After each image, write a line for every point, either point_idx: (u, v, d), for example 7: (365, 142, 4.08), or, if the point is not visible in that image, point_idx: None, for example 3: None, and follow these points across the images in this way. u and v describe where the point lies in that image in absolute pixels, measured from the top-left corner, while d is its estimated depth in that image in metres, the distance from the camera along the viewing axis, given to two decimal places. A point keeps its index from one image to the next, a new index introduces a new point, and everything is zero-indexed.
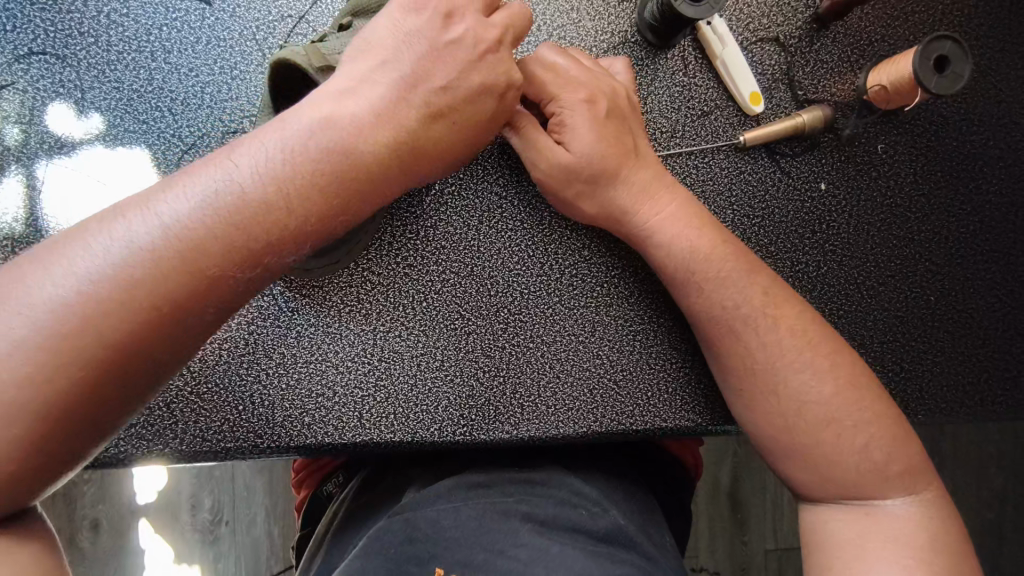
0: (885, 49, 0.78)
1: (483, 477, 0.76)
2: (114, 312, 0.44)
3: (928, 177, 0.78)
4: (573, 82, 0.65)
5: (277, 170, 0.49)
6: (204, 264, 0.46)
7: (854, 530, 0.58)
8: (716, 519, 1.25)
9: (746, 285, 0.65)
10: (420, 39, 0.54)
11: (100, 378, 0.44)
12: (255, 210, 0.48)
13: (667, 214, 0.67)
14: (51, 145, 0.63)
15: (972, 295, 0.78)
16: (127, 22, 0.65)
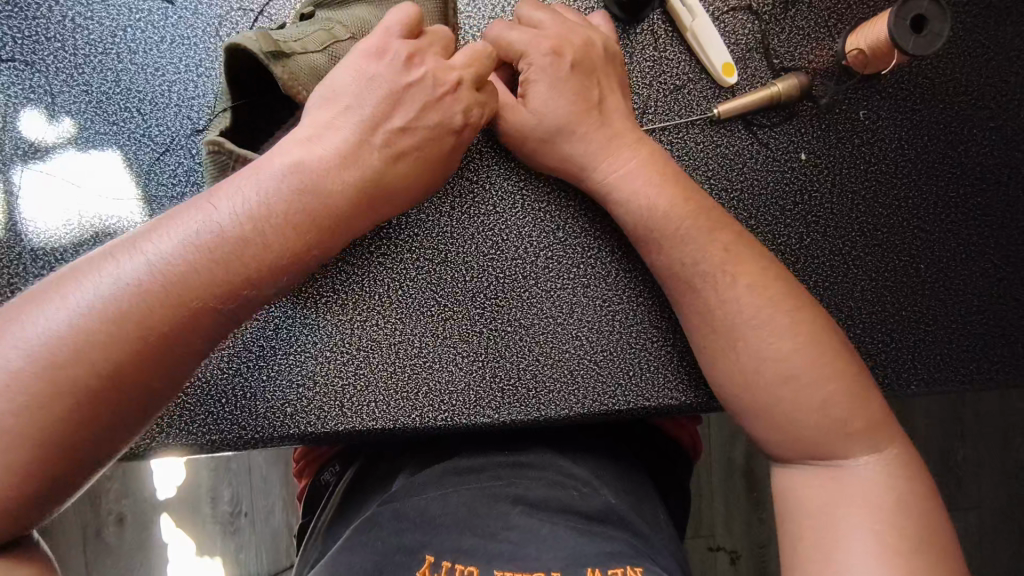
0: (864, 11, 0.75)
1: (470, 463, 0.76)
2: (72, 375, 0.48)
3: (914, 140, 0.76)
4: (544, 33, 0.67)
5: (193, 256, 0.52)
6: (141, 345, 0.50)
7: (829, 497, 0.57)
8: (732, 497, 1.23)
9: (712, 244, 0.64)
10: (381, 83, 0.60)
11: (103, 403, 0.49)
12: (183, 295, 0.52)
13: (627, 169, 0.66)
14: (25, 151, 0.65)
15: (966, 261, 0.76)
16: (92, 25, 0.66)
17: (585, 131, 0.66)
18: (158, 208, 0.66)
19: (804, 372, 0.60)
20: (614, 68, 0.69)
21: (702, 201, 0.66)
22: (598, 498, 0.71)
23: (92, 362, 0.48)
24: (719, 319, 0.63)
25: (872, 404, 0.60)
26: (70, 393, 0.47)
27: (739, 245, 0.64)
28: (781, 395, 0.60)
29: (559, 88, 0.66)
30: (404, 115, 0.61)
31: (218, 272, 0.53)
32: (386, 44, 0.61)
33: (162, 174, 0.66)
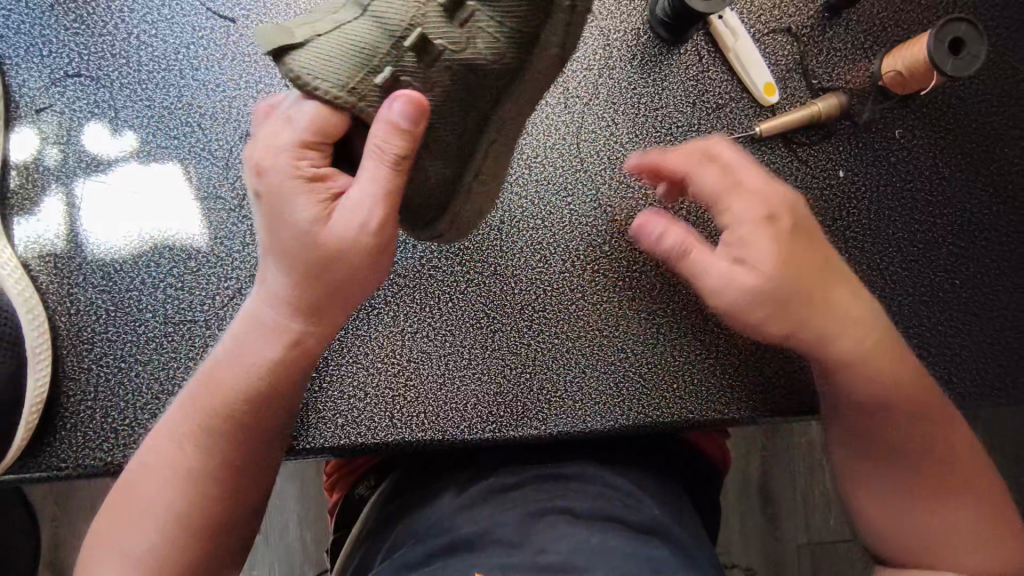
0: (899, 33, 0.78)
1: (513, 479, 0.75)
2: (228, 429, 0.58)
3: (949, 159, 0.78)
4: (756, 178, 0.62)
5: (258, 335, 0.59)
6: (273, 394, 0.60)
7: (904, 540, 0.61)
8: (748, 514, 1.13)
9: (864, 397, 0.63)
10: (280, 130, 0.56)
11: (247, 436, 0.59)
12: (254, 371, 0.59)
13: (842, 328, 0.61)
14: (88, 164, 0.67)
15: (999, 277, 0.78)
16: (156, 42, 0.67)
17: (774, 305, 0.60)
18: (216, 219, 0.67)
19: (907, 472, 0.62)
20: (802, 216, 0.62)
21: (894, 345, 0.63)
22: (643, 509, 0.70)
23: (230, 417, 0.58)
24: (844, 405, 0.64)
25: (1002, 519, 0.61)
26: (211, 452, 0.58)
27: (878, 351, 0.62)
28: (923, 529, 0.60)
29: (751, 257, 0.59)
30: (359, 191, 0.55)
31: (284, 347, 0.59)
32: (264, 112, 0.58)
33: (220, 187, 0.67)
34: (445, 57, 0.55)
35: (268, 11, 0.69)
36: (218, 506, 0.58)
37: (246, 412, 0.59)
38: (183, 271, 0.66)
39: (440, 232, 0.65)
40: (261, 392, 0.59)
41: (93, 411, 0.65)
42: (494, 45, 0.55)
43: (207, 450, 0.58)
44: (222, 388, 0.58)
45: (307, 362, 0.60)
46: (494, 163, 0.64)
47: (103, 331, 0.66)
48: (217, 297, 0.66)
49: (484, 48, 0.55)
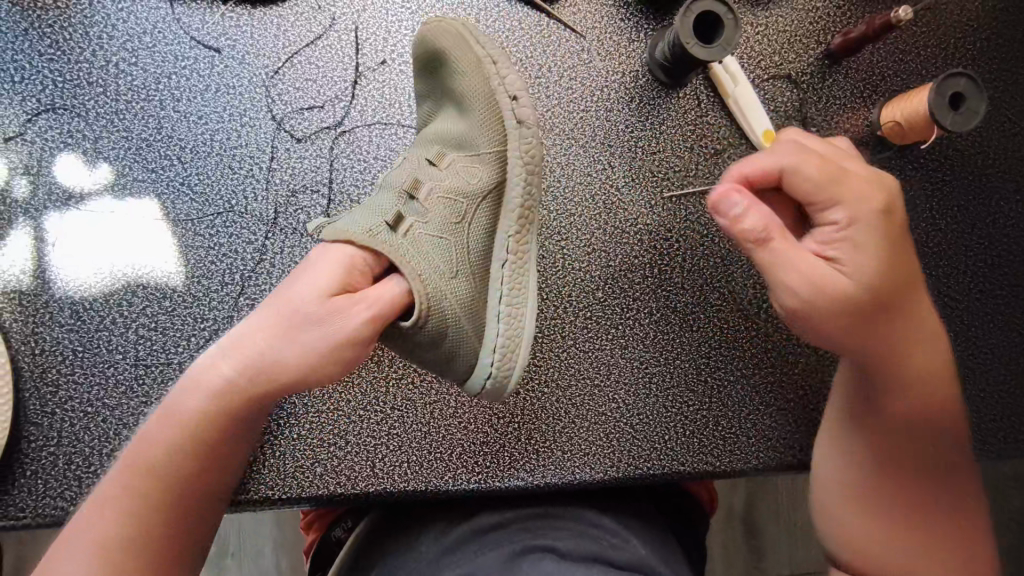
0: (898, 84, 0.77)
1: (497, 520, 0.65)
2: (145, 488, 0.51)
3: (945, 211, 0.77)
4: (863, 180, 0.54)
5: (204, 403, 0.52)
6: (206, 440, 0.52)
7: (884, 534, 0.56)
8: (731, 550, 0.98)
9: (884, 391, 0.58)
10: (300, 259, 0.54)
11: (167, 501, 0.52)
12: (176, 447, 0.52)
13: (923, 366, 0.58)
14: (60, 196, 0.64)
15: (993, 331, 0.77)
16: (136, 71, 0.65)
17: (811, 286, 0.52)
18: (193, 257, 0.64)
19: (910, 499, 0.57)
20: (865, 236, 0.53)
21: (943, 361, 0.59)
22: (643, 545, 0.60)
23: (159, 472, 0.51)
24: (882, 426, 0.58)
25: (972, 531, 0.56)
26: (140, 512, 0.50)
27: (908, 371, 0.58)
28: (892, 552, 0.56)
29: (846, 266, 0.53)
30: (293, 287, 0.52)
31: (229, 402, 0.52)
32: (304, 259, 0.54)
33: (198, 223, 0.64)
34: (445, 224, 0.57)
35: (256, 43, 0.66)
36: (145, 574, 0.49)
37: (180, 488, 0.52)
38: (156, 311, 0.63)
39: (487, 387, 0.59)
40: (190, 469, 0.53)
41: (55, 458, 0.61)
42: (480, 177, 0.59)
43: (138, 510, 0.50)
44: (150, 461, 0.52)
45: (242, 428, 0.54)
46: (522, 276, 0.61)
47: (69, 373, 0.62)
48: (192, 339, 0.63)
49: (484, 212, 0.60)
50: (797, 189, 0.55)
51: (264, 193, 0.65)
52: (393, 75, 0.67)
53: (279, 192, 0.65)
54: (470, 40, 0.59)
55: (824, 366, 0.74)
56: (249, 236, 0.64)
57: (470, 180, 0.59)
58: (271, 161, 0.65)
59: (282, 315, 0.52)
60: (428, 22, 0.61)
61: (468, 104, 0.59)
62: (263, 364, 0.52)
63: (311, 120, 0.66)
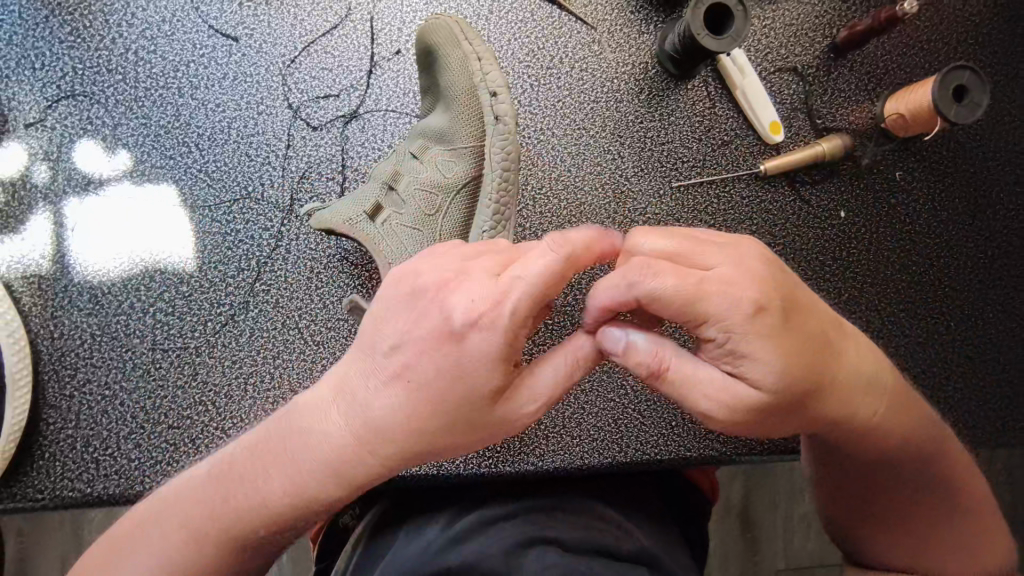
0: (902, 77, 0.78)
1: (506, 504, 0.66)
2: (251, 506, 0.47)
3: (947, 203, 0.78)
4: (725, 288, 0.40)
5: (314, 434, 0.47)
6: (342, 456, 0.46)
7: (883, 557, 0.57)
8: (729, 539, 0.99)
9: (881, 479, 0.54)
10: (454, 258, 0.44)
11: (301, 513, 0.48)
12: (269, 479, 0.47)
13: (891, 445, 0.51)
14: (79, 182, 0.64)
15: (993, 320, 0.78)
16: (154, 59, 0.65)
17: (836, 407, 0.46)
18: (210, 243, 0.65)
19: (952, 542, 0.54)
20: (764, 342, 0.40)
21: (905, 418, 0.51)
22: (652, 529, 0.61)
23: (296, 494, 0.47)
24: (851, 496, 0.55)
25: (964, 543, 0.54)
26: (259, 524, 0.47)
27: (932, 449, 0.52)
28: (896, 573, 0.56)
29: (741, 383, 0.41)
30: (462, 301, 0.41)
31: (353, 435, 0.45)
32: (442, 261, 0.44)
33: (215, 209, 0.65)
34: (420, 214, 0.60)
35: (273, 32, 0.67)
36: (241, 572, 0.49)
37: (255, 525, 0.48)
38: (174, 296, 0.64)
39: None
40: (317, 488, 0.47)
41: (73, 440, 0.62)
42: (457, 171, 0.61)
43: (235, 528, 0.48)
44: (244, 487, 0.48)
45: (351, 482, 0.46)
46: None
47: (87, 356, 0.63)
48: (209, 324, 0.64)
49: (460, 205, 0.61)
50: (659, 300, 0.40)
51: (281, 180, 0.66)
52: (407, 65, 0.68)
53: (295, 180, 0.66)
54: (459, 39, 0.59)
55: None
56: (265, 222, 0.65)
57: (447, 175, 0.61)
58: (288, 149, 0.66)
59: (425, 323, 0.43)
60: (432, 15, 0.61)
61: (451, 100, 0.60)
62: (396, 386, 0.44)
63: (327, 108, 0.67)
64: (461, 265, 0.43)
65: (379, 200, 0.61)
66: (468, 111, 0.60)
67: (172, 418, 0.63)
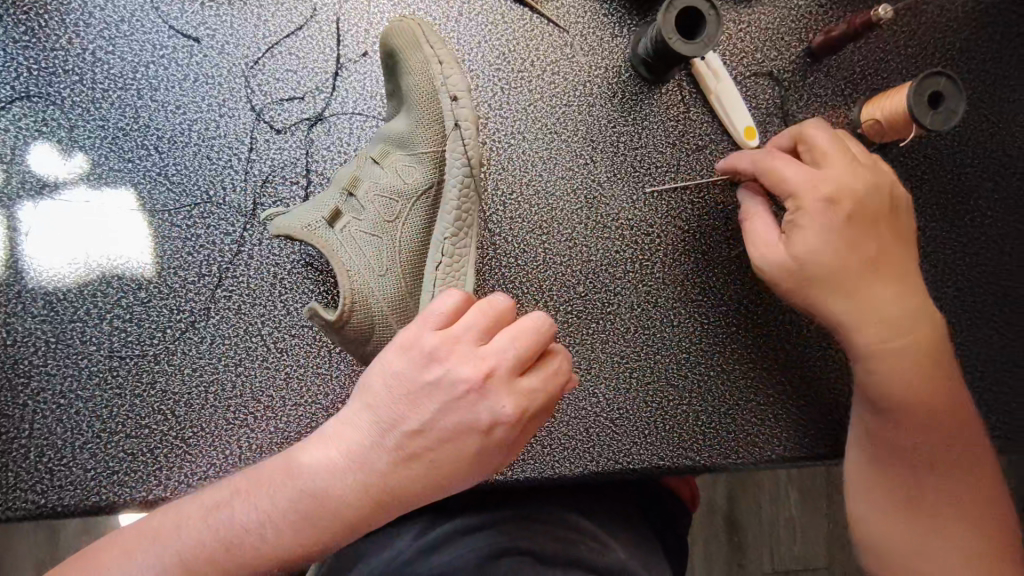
0: (879, 82, 0.77)
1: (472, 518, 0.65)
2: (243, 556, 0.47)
3: (923, 209, 0.77)
4: (819, 177, 0.59)
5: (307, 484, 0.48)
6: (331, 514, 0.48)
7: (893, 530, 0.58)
8: (712, 546, 0.98)
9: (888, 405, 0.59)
10: (463, 334, 0.48)
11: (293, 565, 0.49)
12: (281, 528, 0.47)
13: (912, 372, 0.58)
14: (34, 185, 0.63)
15: (971, 328, 0.77)
16: (113, 59, 0.64)
17: (858, 296, 0.59)
18: (170, 248, 0.63)
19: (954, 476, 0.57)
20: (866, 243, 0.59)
21: (939, 362, 0.59)
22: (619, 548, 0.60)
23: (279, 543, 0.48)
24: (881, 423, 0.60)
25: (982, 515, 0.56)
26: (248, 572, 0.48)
27: (944, 395, 0.58)
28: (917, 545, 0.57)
29: (827, 236, 0.58)
30: (466, 369, 0.47)
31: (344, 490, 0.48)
32: (447, 336, 0.48)
33: (175, 214, 0.64)
34: (379, 221, 0.60)
35: (236, 33, 0.65)
36: None
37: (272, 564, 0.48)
38: (131, 302, 0.63)
39: None
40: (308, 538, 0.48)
41: (25, 450, 0.60)
42: (416, 175, 0.61)
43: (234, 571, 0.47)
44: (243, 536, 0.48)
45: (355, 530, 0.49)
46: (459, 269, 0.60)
47: (41, 364, 0.61)
48: (168, 331, 0.63)
49: (420, 211, 0.61)
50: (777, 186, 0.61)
51: (243, 184, 0.64)
52: (374, 66, 0.67)
53: (258, 183, 0.65)
54: (422, 43, 0.59)
55: (803, 362, 0.75)
56: (227, 227, 0.64)
57: (406, 182, 0.61)
58: (250, 152, 0.65)
59: (430, 386, 0.48)
60: (396, 18, 0.61)
61: (414, 104, 0.60)
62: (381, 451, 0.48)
63: (291, 111, 0.65)
64: (483, 351, 0.47)
65: (337, 206, 0.60)
66: (428, 116, 0.59)
67: (128, 428, 0.61)
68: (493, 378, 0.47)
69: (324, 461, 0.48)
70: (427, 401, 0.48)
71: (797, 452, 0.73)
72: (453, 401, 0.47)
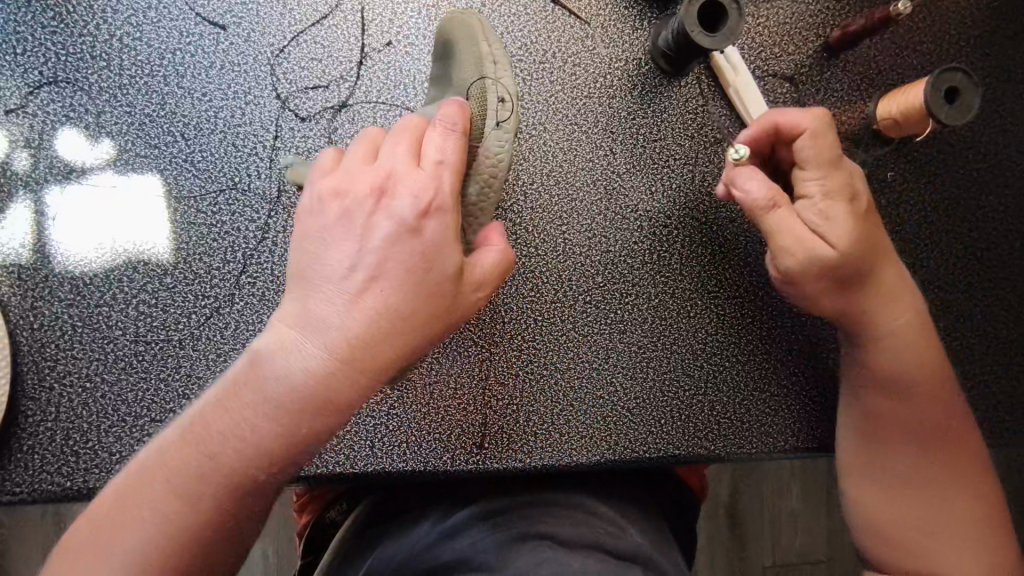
0: (894, 78, 0.78)
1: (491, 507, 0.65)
2: (219, 471, 0.49)
3: (936, 204, 0.78)
4: (840, 175, 0.60)
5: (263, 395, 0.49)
6: (287, 421, 0.49)
7: (915, 519, 0.63)
8: (715, 538, 1.02)
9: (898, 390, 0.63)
10: (398, 175, 0.50)
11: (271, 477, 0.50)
12: (252, 429, 0.49)
13: (903, 351, 0.62)
14: (61, 170, 0.63)
15: (982, 321, 0.78)
16: (140, 46, 0.64)
17: (885, 289, 0.61)
18: (195, 235, 0.64)
19: (940, 474, 0.63)
20: (876, 222, 0.60)
21: (933, 348, 0.63)
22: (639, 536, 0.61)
23: (249, 454, 0.49)
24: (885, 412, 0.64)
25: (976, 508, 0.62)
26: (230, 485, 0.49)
27: (936, 378, 0.63)
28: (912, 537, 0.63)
29: (852, 233, 0.58)
30: (408, 198, 0.49)
31: (309, 394, 0.49)
32: (373, 178, 0.50)
33: (201, 200, 0.64)
34: None
35: (261, 21, 0.66)
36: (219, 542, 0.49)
37: (265, 464, 0.49)
38: (158, 288, 0.63)
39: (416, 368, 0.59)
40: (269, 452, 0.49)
41: (52, 432, 0.61)
42: None
43: (206, 484, 0.48)
44: (210, 446, 0.49)
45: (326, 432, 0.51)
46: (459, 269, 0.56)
47: (68, 348, 0.62)
48: (193, 316, 0.63)
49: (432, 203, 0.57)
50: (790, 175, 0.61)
51: (268, 171, 0.65)
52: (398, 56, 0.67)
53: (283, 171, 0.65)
54: (481, 39, 0.57)
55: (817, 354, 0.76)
56: (252, 214, 0.64)
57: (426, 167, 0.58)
58: (275, 140, 0.65)
59: (372, 256, 0.50)
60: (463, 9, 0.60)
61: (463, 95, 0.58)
62: (330, 352, 0.49)
63: (316, 100, 0.66)
64: (413, 192, 0.49)
65: None
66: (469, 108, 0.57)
67: (154, 412, 0.62)
68: (449, 254, 0.50)
69: (285, 369, 0.49)
70: (376, 274, 0.49)
71: (810, 442, 0.74)
72: (399, 236, 0.49)
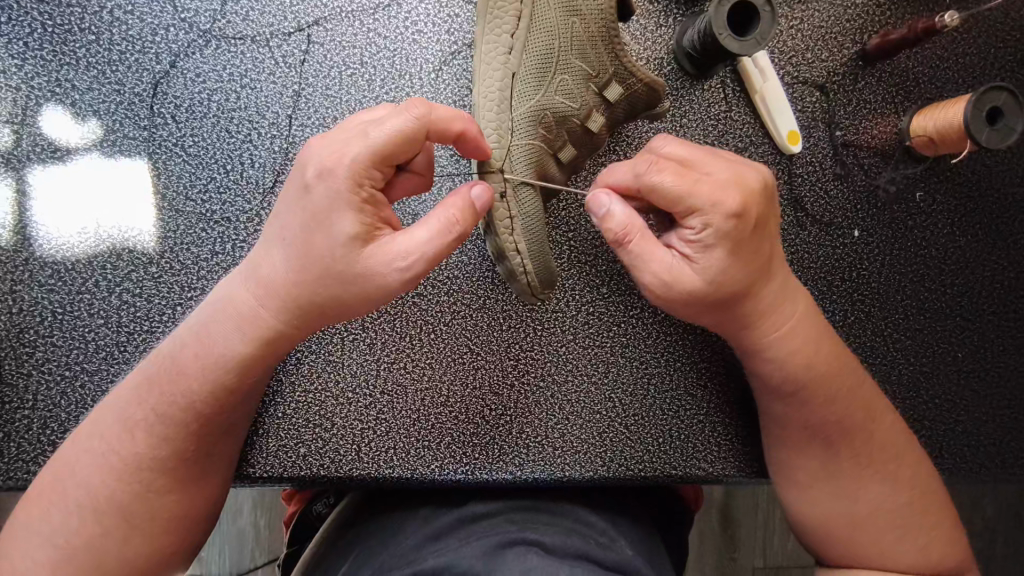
0: (932, 91, 0.73)
1: (479, 514, 0.63)
2: (138, 470, 0.53)
3: (966, 228, 0.74)
4: (716, 186, 0.50)
5: (186, 375, 0.53)
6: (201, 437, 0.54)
7: (857, 521, 0.60)
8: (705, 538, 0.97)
9: (815, 400, 0.58)
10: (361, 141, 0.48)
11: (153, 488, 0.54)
12: (169, 436, 0.53)
13: (792, 339, 0.57)
14: (44, 148, 0.61)
15: (1002, 354, 0.74)
16: (132, 20, 0.61)
17: (763, 306, 0.55)
18: (183, 222, 0.61)
19: (875, 477, 0.60)
20: (761, 240, 0.53)
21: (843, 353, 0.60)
22: (630, 547, 0.59)
23: (157, 457, 0.53)
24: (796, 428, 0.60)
25: (932, 503, 0.60)
26: (144, 467, 0.53)
27: (850, 383, 0.59)
28: (852, 541, 0.60)
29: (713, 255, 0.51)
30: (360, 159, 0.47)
31: (208, 392, 0.53)
32: (339, 161, 0.47)
33: (190, 188, 0.61)
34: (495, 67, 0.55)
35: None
36: (164, 485, 0.54)
37: (161, 444, 0.53)
38: (142, 277, 0.60)
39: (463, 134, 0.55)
40: (189, 441, 0.54)
41: (30, 421, 0.59)
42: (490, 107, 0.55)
43: (127, 486, 0.53)
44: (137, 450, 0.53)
45: (282, 351, 0.54)
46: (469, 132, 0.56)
47: (47, 335, 0.59)
48: (177, 308, 0.60)
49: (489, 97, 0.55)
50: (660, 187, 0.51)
51: (261, 159, 0.61)
52: (405, 43, 0.63)
53: (278, 160, 0.62)
54: (516, 251, 0.56)
55: None
56: (243, 203, 0.61)
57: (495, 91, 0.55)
58: (271, 127, 0.62)
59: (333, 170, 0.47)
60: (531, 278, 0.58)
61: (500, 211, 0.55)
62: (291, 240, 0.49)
63: (316, 87, 0.62)
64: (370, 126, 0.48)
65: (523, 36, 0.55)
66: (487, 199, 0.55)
67: None
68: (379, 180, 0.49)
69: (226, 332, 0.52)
70: (327, 219, 0.47)
71: None
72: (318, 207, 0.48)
